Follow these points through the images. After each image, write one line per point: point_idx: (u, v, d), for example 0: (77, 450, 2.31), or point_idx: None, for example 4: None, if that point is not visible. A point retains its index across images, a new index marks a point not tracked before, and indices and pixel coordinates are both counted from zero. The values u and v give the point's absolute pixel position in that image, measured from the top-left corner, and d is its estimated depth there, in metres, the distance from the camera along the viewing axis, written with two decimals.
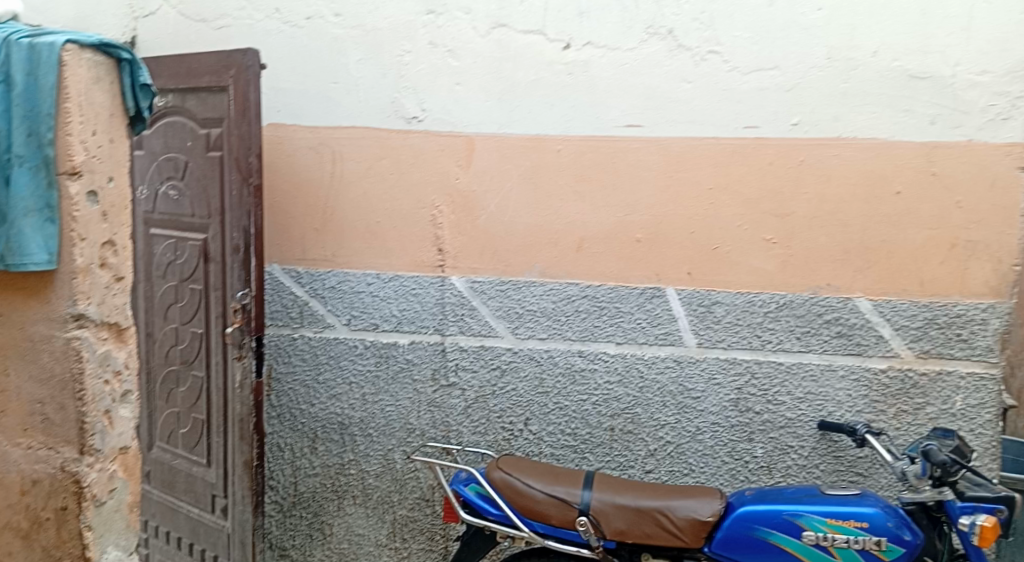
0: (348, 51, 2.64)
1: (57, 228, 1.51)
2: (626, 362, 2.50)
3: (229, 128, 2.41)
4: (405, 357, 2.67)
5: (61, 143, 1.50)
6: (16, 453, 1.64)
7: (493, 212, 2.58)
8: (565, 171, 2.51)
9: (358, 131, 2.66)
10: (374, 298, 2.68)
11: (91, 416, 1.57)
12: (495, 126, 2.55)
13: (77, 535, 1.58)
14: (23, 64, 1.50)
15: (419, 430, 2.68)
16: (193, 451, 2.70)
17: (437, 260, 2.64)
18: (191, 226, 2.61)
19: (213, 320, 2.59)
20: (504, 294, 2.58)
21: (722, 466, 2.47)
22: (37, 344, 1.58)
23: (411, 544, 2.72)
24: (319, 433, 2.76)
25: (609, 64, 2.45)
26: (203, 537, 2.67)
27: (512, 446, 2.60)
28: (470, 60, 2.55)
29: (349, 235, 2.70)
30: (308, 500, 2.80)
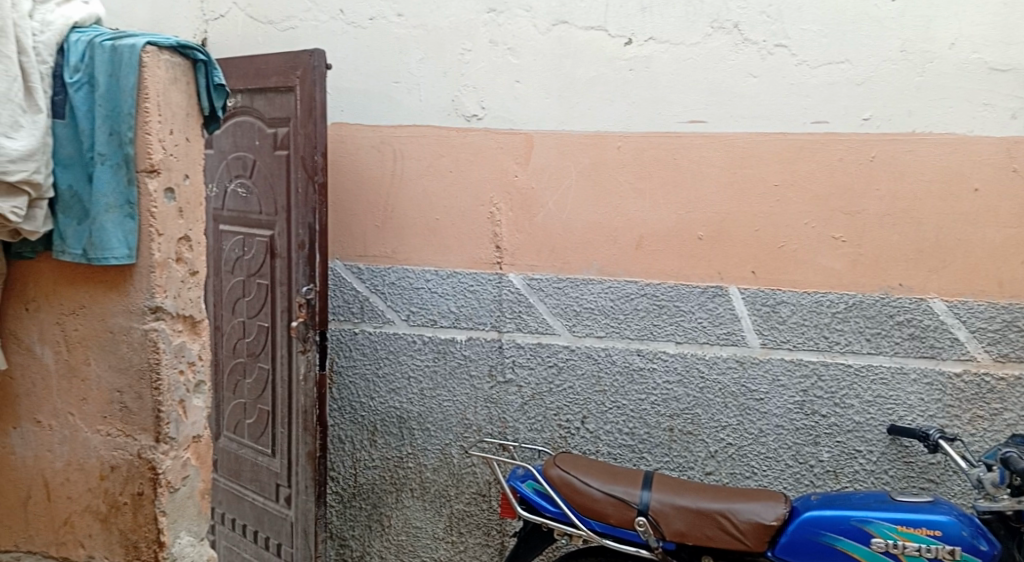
0: (409, 50, 2.67)
1: (135, 224, 1.57)
2: (685, 361, 2.46)
3: (297, 127, 2.47)
4: (463, 353, 2.68)
5: (141, 142, 1.55)
6: (96, 440, 1.68)
7: (551, 209, 2.57)
8: (626, 167, 2.48)
9: (419, 129, 2.69)
10: (432, 295, 2.71)
11: (166, 406, 1.63)
12: (554, 123, 2.54)
13: (152, 520, 1.64)
14: (106, 65, 1.56)
15: (476, 426, 2.70)
16: (258, 441, 2.77)
17: (495, 257, 2.64)
18: (259, 222, 2.68)
19: (279, 314, 2.65)
20: (561, 292, 2.57)
21: (785, 470, 2.42)
22: (117, 336, 1.63)
23: (467, 539, 2.74)
24: (379, 426, 2.80)
25: (671, 59, 2.41)
26: (268, 525, 2.75)
27: (569, 443, 2.60)
28: (530, 57, 2.54)
29: (409, 232, 2.73)
30: (368, 492, 2.85)
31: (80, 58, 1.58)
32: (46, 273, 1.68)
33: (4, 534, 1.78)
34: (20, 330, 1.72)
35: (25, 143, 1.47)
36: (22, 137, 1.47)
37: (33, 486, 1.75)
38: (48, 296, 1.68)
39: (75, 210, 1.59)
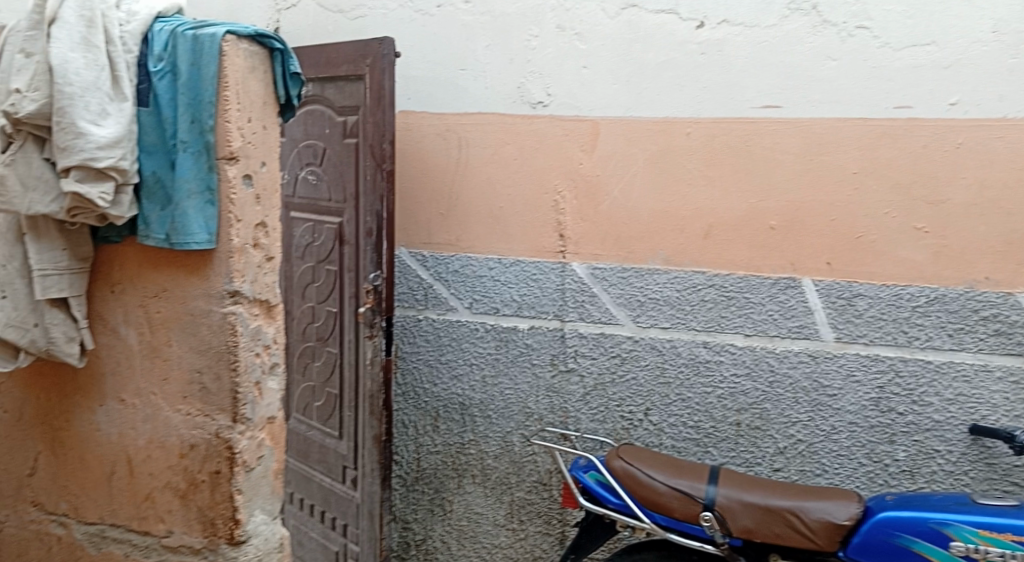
0: (476, 37, 2.66)
1: (215, 210, 1.61)
2: (754, 355, 2.40)
3: (365, 116, 2.49)
4: (525, 342, 2.68)
5: (220, 129, 1.59)
6: (176, 419, 1.73)
7: (616, 197, 2.53)
8: (695, 154, 2.43)
9: (483, 117, 2.68)
10: (495, 282, 2.71)
11: (243, 387, 1.67)
12: (622, 110, 2.50)
13: (229, 497, 1.69)
14: (187, 54, 1.59)
15: (537, 415, 2.69)
16: (326, 423, 2.83)
17: (559, 246, 2.62)
18: (328, 210, 2.73)
19: (346, 299, 2.70)
20: (625, 282, 2.54)
21: (858, 468, 2.34)
22: (197, 318, 1.68)
23: (528, 526, 2.75)
24: (441, 412, 2.83)
25: (745, 43, 2.34)
26: (334, 506, 2.82)
27: (632, 435, 2.57)
28: (598, 42, 2.50)
29: (473, 220, 2.74)
30: (430, 477, 2.88)
31: (163, 48, 1.62)
32: (131, 257, 1.73)
33: (89, 506, 1.85)
34: (105, 311, 1.77)
35: (112, 130, 1.50)
36: (109, 124, 1.51)
37: (116, 462, 1.81)
38: (133, 279, 1.73)
39: (159, 196, 1.63)
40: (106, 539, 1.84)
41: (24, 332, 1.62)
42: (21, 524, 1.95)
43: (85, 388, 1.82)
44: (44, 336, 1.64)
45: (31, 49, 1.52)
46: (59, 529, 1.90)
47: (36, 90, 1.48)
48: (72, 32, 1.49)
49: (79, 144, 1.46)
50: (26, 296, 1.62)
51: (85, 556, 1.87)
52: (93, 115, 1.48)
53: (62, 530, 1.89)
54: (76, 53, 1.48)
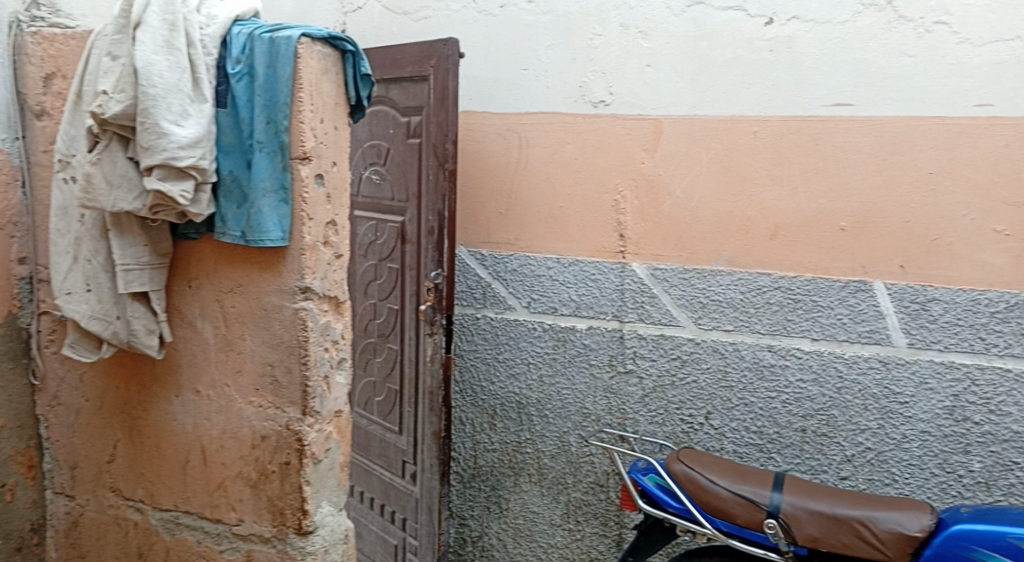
0: (538, 36, 2.65)
1: (289, 209, 1.66)
2: (821, 360, 2.34)
3: (429, 116, 2.52)
4: (583, 342, 2.67)
5: (295, 130, 1.64)
6: (248, 410, 1.79)
7: (679, 197, 2.50)
8: (762, 154, 2.38)
9: (545, 116, 2.68)
10: (554, 282, 2.71)
11: (313, 381, 1.72)
12: (686, 108, 2.46)
13: (298, 488, 1.75)
14: (264, 56, 1.63)
15: (595, 416, 2.68)
16: (386, 418, 2.88)
17: (619, 246, 2.61)
18: (391, 209, 2.77)
19: (407, 297, 2.73)
20: (687, 283, 2.50)
21: (930, 478, 2.26)
22: (270, 313, 1.73)
23: (585, 527, 2.74)
24: (498, 410, 2.84)
25: (816, 39, 2.28)
26: (394, 500, 2.86)
27: (692, 438, 2.54)
28: (662, 40, 2.47)
29: (532, 220, 2.74)
30: (487, 474, 2.90)
31: (241, 50, 1.66)
32: (207, 253, 1.78)
33: (165, 493, 1.92)
34: (182, 305, 1.83)
35: (192, 131, 1.55)
36: (190, 125, 1.56)
37: (190, 451, 1.87)
38: (209, 274, 1.79)
39: (235, 194, 1.68)
40: (180, 526, 1.91)
41: (107, 324, 1.69)
42: (99, 509, 2.02)
43: (163, 379, 1.88)
44: (124, 328, 1.71)
45: (118, 52, 1.58)
46: (135, 514, 1.97)
47: (122, 92, 1.54)
48: (156, 35, 1.54)
49: (161, 143, 1.51)
50: (110, 290, 1.69)
51: (160, 541, 1.94)
52: (174, 116, 1.53)
53: (138, 515, 1.96)
54: (159, 55, 1.53)
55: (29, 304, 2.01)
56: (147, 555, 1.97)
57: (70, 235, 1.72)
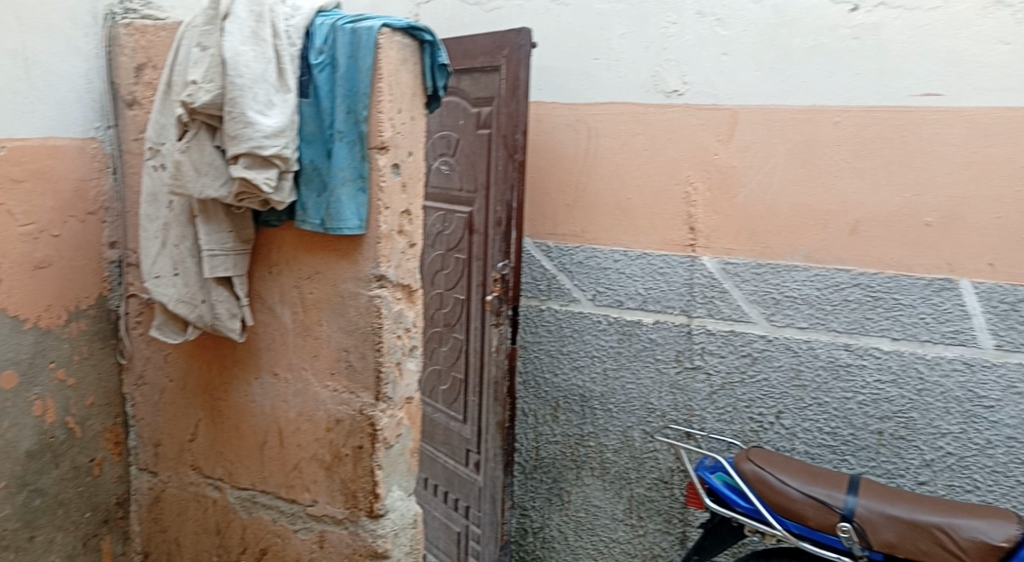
0: (611, 25, 2.61)
1: (366, 197, 1.69)
2: (901, 360, 2.26)
3: (500, 106, 2.52)
4: (649, 336, 2.64)
5: (374, 120, 1.66)
6: (324, 394, 1.83)
7: (754, 189, 2.44)
8: (844, 146, 2.30)
9: (615, 107, 2.64)
10: (620, 275, 2.68)
11: (386, 367, 1.75)
12: (764, 98, 2.40)
13: (370, 472, 1.79)
14: (346, 47, 1.66)
15: (660, 411, 2.65)
16: (451, 407, 2.92)
17: (689, 239, 2.56)
18: (459, 199, 2.79)
19: (474, 287, 2.75)
20: (760, 278, 2.45)
21: (1016, 487, 2.16)
22: (346, 300, 1.77)
23: (648, 524, 2.71)
24: (561, 402, 2.84)
25: (904, 27, 2.19)
26: (457, 487, 2.90)
27: (761, 438, 2.49)
28: (741, 28, 2.41)
29: (600, 211, 2.71)
30: (549, 466, 2.90)
31: (324, 41, 1.69)
32: (288, 240, 1.82)
33: (243, 472, 1.98)
34: (262, 291, 1.88)
35: (277, 120, 1.59)
36: (275, 114, 1.59)
37: (268, 432, 1.93)
38: (289, 261, 1.83)
39: (315, 183, 1.71)
40: (257, 504, 1.97)
41: (193, 307, 1.76)
42: (180, 485, 2.10)
43: (243, 362, 1.94)
44: (209, 311, 1.78)
45: (207, 42, 1.63)
46: (214, 492, 2.04)
47: (211, 82, 1.58)
48: (243, 26, 1.58)
49: (247, 133, 1.55)
50: (196, 274, 1.76)
51: (237, 519, 2.01)
52: (260, 106, 1.57)
53: (217, 493, 2.04)
54: (247, 46, 1.57)
55: (118, 287, 2.11)
56: (225, 532, 2.04)
57: (159, 221, 1.79)
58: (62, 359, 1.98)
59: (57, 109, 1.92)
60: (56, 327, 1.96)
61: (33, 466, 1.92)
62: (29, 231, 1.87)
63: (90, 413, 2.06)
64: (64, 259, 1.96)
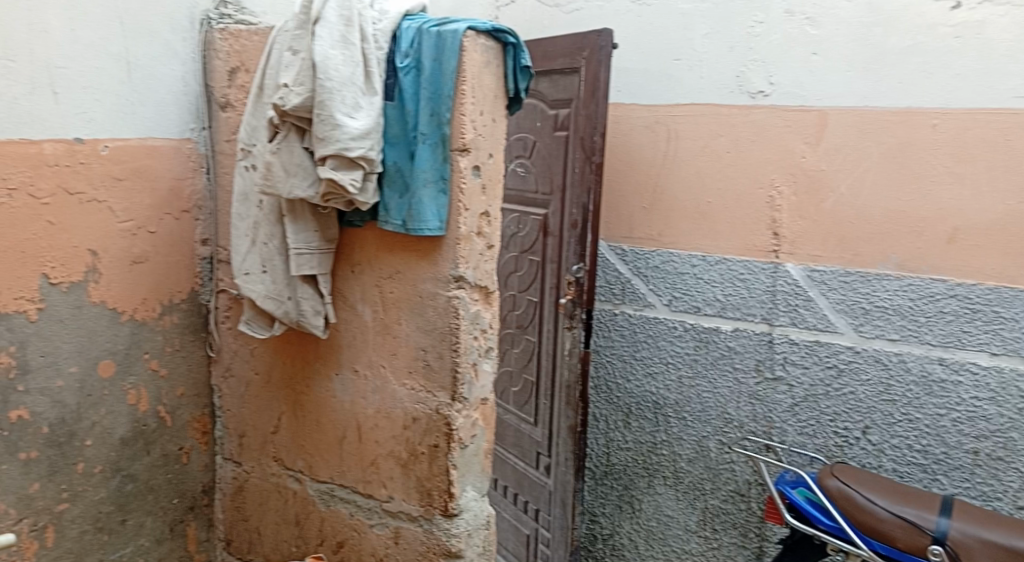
0: (694, 25, 2.56)
1: (447, 199, 1.71)
2: (1001, 377, 2.13)
3: (578, 108, 2.50)
4: (728, 344, 2.57)
5: (456, 122, 1.68)
6: (402, 392, 1.86)
7: (843, 194, 2.35)
8: (941, 149, 2.19)
9: (697, 108, 2.59)
10: (698, 280, 2.63)
11: (462, 367, 1.77)
12: (856, 99, 2.30)
13: (445, 471, 1.80)
14: (431, 50, 1.68)
15: (738, 422, 2.58)
16: (522, 409, 2.92)
17: (772, 245, 2.48)
18: (534, 202, 2.79)
19: (547, 290, 2.74)
20: (848, 287, 2.35)
21: None
22: (425, 300, 1.79)
23: (722, 536, 2.65)
24: (634, 409, 2.80)
25: (1012, 24, 2.07)
26: (527, 489, 2.90)
27: (845, 453, 2.40)
28: (832, 27, 2.32)
29: (678, 215, 2.66)
30: (620, 473, 2.87)
31: (410, 44, 1.71)
32: (370, 240, 1.86)
33: (322, 465, 2.03)
34: (345, 289, 1.92)
35: (363, 122, 1.62)
36: (362, 117, 1.62)
37: (347, 427, 1.97)
38: (371, 260, 1.87)
39: (398, 184, 1.74)
40: (335, 498, 2.02)
41: (280, 303, 1.82)
42: (262, 476, 2.17)
43: (325, 358, 1.99)
44: (295, 308, 1.83)
45: (298, 46, 1.67)
46: (295, 484, 2.10)
47: (301, 85, 1.62)
48: (333, 30, 1.62)
49: (335, 135, 1.58)
50: (283, 272, 1.81)
51: (316, 511, 2.06)
52: (348, 108, 1.60)
53: (298, 485, 2.10)
54: (336, 50, 1.60)
55: (209, 282, 2.19)
56: (304, 523, 2.10)
57: (250, 220, 1.85)
58: (155, 351, 2.07)
59: (156, 110, 2.01)
60: (151, 320, 2.05)
61: (126, 452, 2.02)
62: (128, 228, 1.96)
63: (181, 403, 2.16)
64: (160, 255, 2.05)
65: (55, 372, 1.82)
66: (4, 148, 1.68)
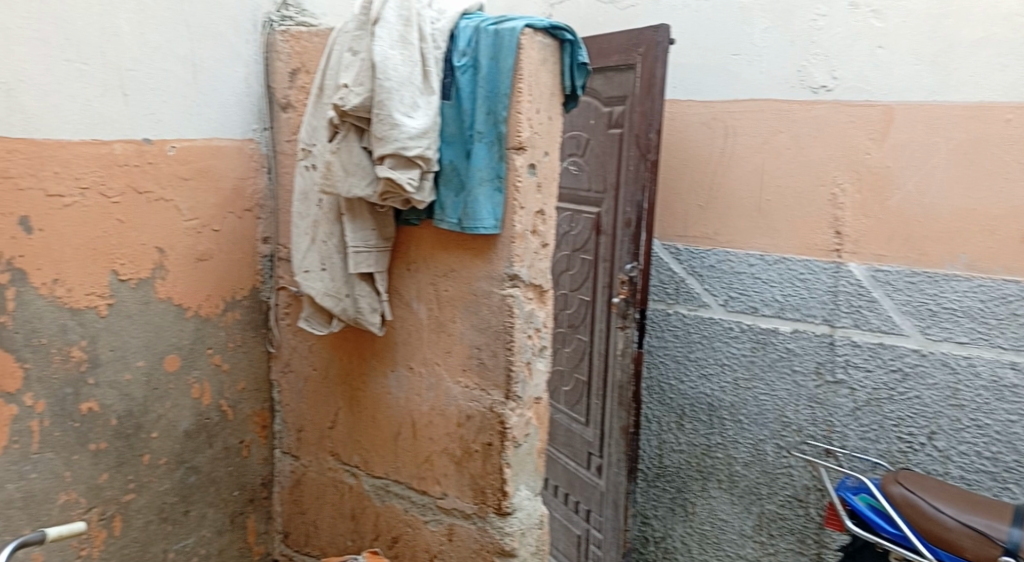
0: (754, 19, 2.50)
1: (502, 197, 1.71)
2: None
3: (633, 105, 2.47)
4: (786, 346, 2.51)
5: (513, 120, 1.68)
6: (456, 390, 1.87)
7: (910, 192, 2.27)
8: (1016, 145, 2.09)
9: (756, 104, 2.53)
10: (755, 280, 2.57)
11: (516, 366, 1.77)
12: (923, 93, 2.22)
13: (499, 469, 1.81)
14: (488, 48, 1.68)
15: (796, 426, 2.52)
16: (573, 408, 2.91)
17: (834, 244, 2.41)
18: (587, 200, 2.77)
19: (600, 289, 2.72)
20: (914, 287, 2.27)
21: None
22: (479, 298, 1.80)
23: (779, 542, 2.59)
24: (688, 411, 2.76)
25: None
26: (578, 490, 2.89)
27: (910, 460, 2.32)
28: (899, 19, 2.24)
29: (735, 213, 2.61)
30: (673, 475, 2.83)
31: (467, 43, 1.71)
32: (426, 238, 1.87)
33: (377, 461, 2.06)
34: (400, 286, 1.93)
35: (421, 122, 1.63)
36: (419, 116, 1.63)
37: (402, 424, 1.99)
38: (426, 258, 1.88)
39: (454, 183, 1.74)
40: (390, 493, 2.04)
41: (339, 301, 1.85)
42: (320, 470, 2.21)
43: (380, 354, 2.01)
44: (353, 305, 1.86)
45: (358, 47, 1.69)
46: (351, 479, 2.14)
47: (361, 85, 1.64)
48: (393, 31, 1.63)
49: (394, 134, 1.60)
50: (341, 270, 1.84)
51: (371, 505, 2.09)
52: (406, 108, 1.61)
53: (354, 479, 2.13)
54: (395, 50, 1.62)
55: (270, 279, 2.24)
56: (360, 517, 2.13)
57: (309, 218, 1.88)
58: (218, 346, 2.12)
59: (220, 111, 2.06)
60: (214, 316, 2.11)
61: (190, 444, 2.08)
62: (194, 226, 2.01)
63: (241, 397, 2.21)
64: (223, 252, 2.10)
65: (124, 366, 1.88)
66: (77, 149, 1.73)
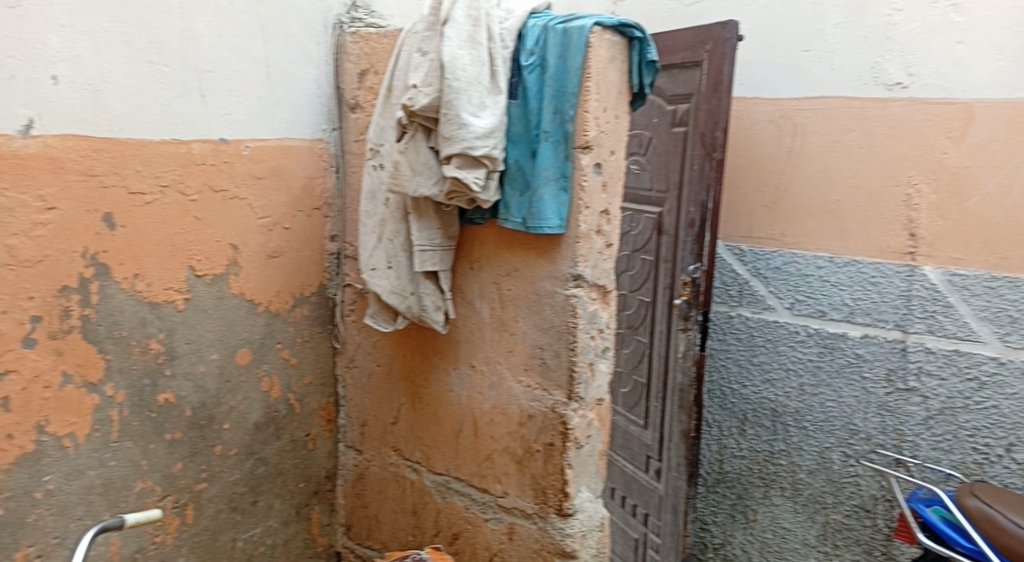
0: (825, 15, 2.43)
1: (568, 197, 1.70)
2: None
3: (699, 103, 2.42)
4: (855, 351, 2.43)
5: (579, 120, 1.67)
6: (518, 389, 1.87)
7: (990, 193, 2.17)
8: None
9: (826, 102, 2.46)
10: (823, 283, 2.50)
11: (579, 366, 1.76)
12: (1007, 90, 2.12)
13: (560, 470, 1.80)
14: (556, 47, 1.67)
15: (865, 434, 2.44)
16: (632, 411, 2.88)
17: (908, 246, 2.33)
18: (649, 199, 2.74)
19: (660, 290, 2.69)
20: (994, 293, 2.17)
21: None
22: (543, 298, 1.79)
23: (844, 553, 2.52)
24: (749, 416, 2.71)
25: None
26: (636, 493, 2.86)
27: (986, 472, 2.23)
28: (981, 13, 2.15)
29: (803, 214, 2.54)
30: (733, 481, 2.78)
31: (535, 42, 1.70)
32: (490, 238, 1.87)
33: (439, 458, 2.08)
34: (464, 285, 1.94)
35: (488, 121, 1.63)
36: (487, 115, 1.64)
37: (464, 421, 2.00)
38: (490, 257, 1.88)
39: (519, 182, 1.75)
40: (451, 490, 2.06)
41: (404, 298, 1.88)
42: (382, 465, 2.25)
43: (443, 352, 2.03)
44: (417, 303, 1.88)
45: (427, 48, 1.71)
46: (413, 474, 2.16)
47: (430, 85, 1.66)
48: (462, 31, 1.64)
49: (461, 134, 1.61)
50: (407, 268, 1.87)
51: (432, 501, 2.12)
52: (474, 107, 1.62)
53: (415, 475, 2.16)
54: (464, 50, 1.63)
55: (336, 276, 2.29)
56: (421, 513, 2.16)
57: (376, 217, 1.91)
58: (287, 341, 2.18)
59: (291, 111, 2.11)
60: (284, 311, 2.16)
61: (259, 436, 2.13)
62: (265, 224, 2.07)
63: (308, 391, 2.26)
64: (293, 249, 2.15)
65: (199, 358, 1.95)
66: (157, 148, 1.79)
